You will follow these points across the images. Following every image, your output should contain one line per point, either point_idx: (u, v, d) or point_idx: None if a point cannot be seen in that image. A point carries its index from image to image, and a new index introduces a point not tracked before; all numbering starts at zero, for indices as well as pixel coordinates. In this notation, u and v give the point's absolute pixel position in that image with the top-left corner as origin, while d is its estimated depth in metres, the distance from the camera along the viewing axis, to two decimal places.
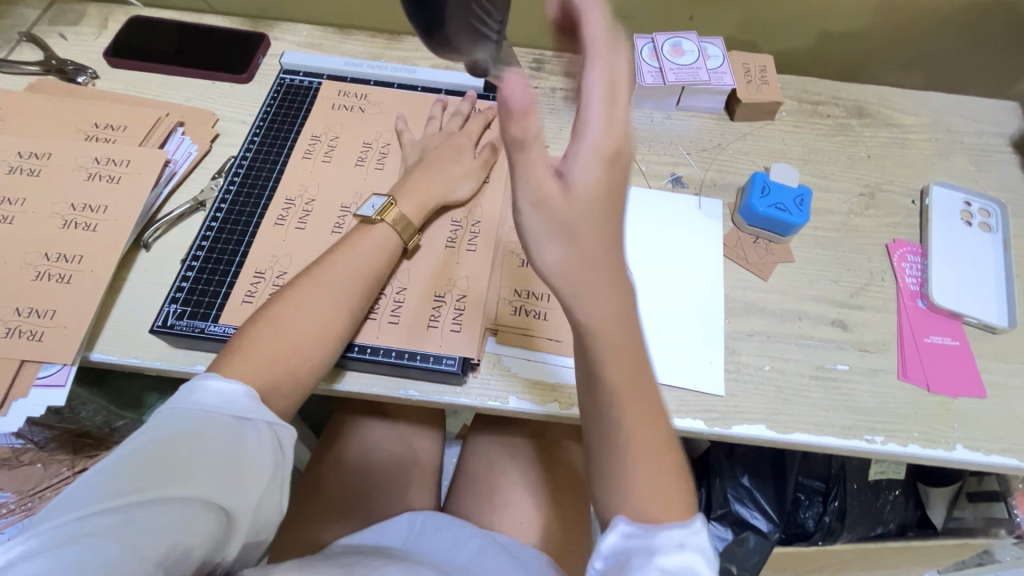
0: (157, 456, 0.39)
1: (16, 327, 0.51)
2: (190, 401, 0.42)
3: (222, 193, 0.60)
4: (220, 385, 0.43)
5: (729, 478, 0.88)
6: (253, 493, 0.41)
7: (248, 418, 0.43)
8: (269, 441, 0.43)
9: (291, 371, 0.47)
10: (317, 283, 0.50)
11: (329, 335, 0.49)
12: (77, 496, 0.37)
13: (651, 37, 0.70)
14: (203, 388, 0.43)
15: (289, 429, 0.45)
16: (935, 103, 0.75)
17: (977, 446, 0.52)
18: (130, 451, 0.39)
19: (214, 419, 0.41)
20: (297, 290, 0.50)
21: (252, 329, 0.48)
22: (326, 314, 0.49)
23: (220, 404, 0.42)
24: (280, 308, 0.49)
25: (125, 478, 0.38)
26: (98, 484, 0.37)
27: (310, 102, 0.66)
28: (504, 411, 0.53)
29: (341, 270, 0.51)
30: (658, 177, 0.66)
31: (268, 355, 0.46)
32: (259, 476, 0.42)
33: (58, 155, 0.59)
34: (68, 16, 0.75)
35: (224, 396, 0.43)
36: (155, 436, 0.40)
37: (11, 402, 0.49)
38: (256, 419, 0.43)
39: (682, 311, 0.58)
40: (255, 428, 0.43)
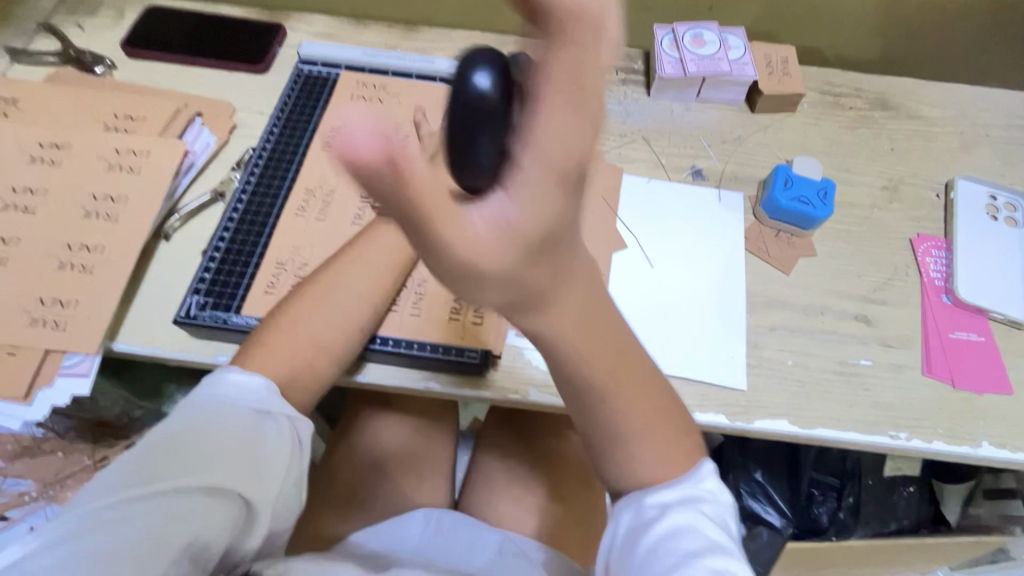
0: (181, 446, 0.39)
1: (39, 317, 0.51)
2: (211, 393, 0.43)
3: (242, 184, 0.59)
4: (240, 378, 0.44)
5: (743, 473, 0.88)
6: (274, 485, 0.41)
7: (269, 411, 0.43)
8: (289, 435, 0.44)
9: (310, 365, 0.49)
10: (337, 281, 0.51)
11: (349, 331, 0.50)
12: (103, 484, 0.38)
13: (671, 27, 0.69)
14: (224, 381, 0.44)
15: (308, 424, 0.46)
16: (960, 94, 0.73)
17: (1002, 443, 0.52)
18: (154, 443, 0.40)
19: (235, 411, 0.42)
20: (317, 287, 0.51)
21: (274, 326, 0.49)
22: (346, 311, 0.50)
23: (241, 397, 0.43)
24: (301, 306, 0.50)
25: (150, 467, 0.38)
26: (124, 473, 0.38)
27: (328, 93, 0.66)
28: (525, 404, 0.52)
29: (362, 266, 0.52)
30: (678, 170, 0.65)
31: (288, 352, 0.48)
32: (278, 468, 0.42)
33: (79, 145, 0.59)
34: (85, 7, 0.75)
35: (245, 390, 0.43)
36: (177, 428, 0.40)
37: (36, 392, 0.49)
38: (277, 413, 0.43)
39: (704, 304, 0.57)
40: (275, 421, 0.43)
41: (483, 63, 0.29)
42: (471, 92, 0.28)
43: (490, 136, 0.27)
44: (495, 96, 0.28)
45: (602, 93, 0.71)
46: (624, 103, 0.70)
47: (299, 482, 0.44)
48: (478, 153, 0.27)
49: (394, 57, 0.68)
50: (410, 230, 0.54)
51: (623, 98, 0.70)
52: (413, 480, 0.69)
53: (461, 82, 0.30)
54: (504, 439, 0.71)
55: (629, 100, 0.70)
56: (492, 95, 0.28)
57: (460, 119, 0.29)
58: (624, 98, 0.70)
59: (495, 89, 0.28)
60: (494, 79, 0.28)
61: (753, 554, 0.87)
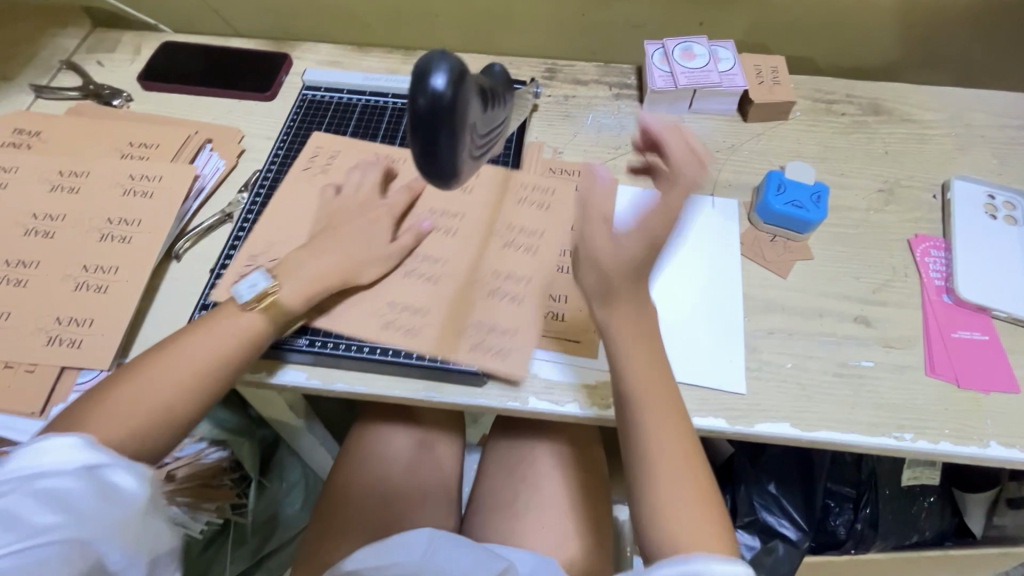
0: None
1: (56, 335, 0.53)
2: (36, 463, 0.37)
3: (249, 205, 0.62)
4: (45, 445, 0.38)
5: (755, 485, 0.85)
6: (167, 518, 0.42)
7: (100, 463, 0.38)
8: (137, 479, 0.40)
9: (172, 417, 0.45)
10: (162, 375, 0.46)
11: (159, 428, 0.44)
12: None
13: (661, 42, 0.71)
14: (41, 450, 0.37)
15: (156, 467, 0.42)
16: (953, 97, 0.74)
17: (1011, 443, 0.51)
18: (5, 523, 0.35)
19: (76, 474, 0.37)
20: (143, 377, 0.45)
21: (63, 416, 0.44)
22: (161, 406, 0.45)
23: (56, 458, 0.37)
24: (110, 399, 0.44)
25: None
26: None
27: (331, 117, 0.69)
28: (523, 412, 0.53)
29: (188, 360, 0.47)
30: (672, 180, 0.66)
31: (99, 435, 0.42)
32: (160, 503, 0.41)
33: (96, 173, 0.62)
34: (105, 45, 0.79)
35: (68, 450, 0.38)
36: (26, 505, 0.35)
37: (52, 408, 0.51)
38: (112, 462, 0.39)
39: (699, 310, 0.58)
40: (114, 470, 0.39)
41: (437, 57, 0.27)
42: (425, 95, 0.27)
43: (450, 147, 0.28)
44: (450, 103, 0.27)
45: (596, 108, 0.72)
46: (618, 117, 0.72)
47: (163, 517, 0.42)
48: (441, 161, 0.29)
49: (393, 80, 0.71)
50: (258, 327, 0.50)
51: (616, 112, 0.72)
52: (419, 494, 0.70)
53: (416, 73, 0.28)
54: (509, 451, 0.71)
55: (622, 114, 0.72)
56: (449, 103, 0.27)
57: (414, 118, 0.28)
58: (617, 112, 0.72)
59: (453, 97, 0.27)
60: (452, 83, 0.27)
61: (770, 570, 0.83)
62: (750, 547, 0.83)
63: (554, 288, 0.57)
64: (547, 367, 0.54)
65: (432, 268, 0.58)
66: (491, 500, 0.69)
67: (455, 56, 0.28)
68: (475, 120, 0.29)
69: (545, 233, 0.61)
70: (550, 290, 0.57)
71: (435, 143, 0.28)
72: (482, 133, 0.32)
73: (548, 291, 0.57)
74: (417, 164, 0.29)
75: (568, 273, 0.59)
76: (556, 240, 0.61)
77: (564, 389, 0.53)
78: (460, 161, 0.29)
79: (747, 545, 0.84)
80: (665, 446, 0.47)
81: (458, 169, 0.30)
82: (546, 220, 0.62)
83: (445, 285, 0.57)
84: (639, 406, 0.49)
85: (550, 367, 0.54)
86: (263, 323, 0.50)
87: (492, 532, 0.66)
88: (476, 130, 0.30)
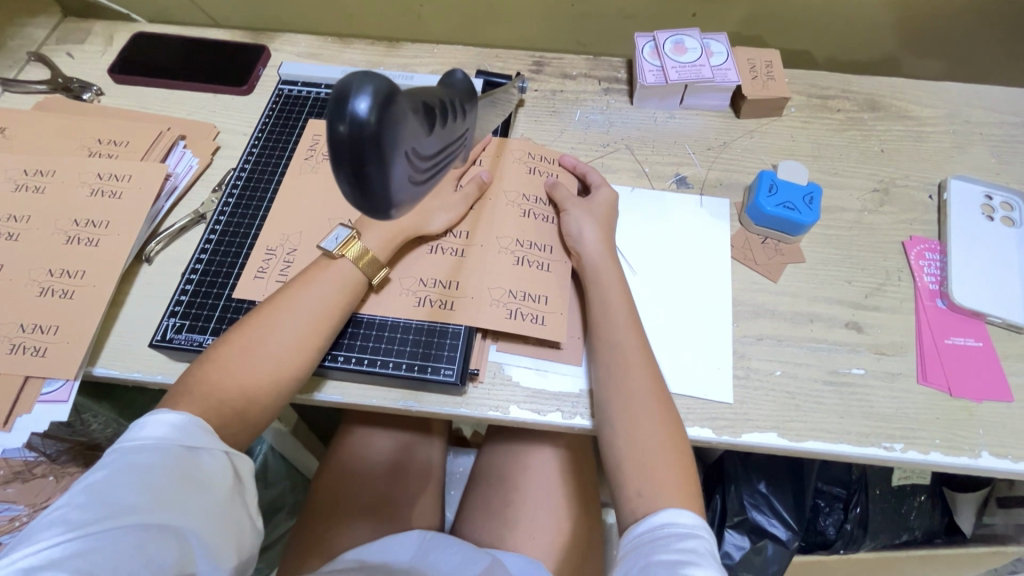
0: (116, 485, 0.39)
1: (20, 343, 0.51)
2: (146, 434, 0.42)
3: (222, 205, 0.60)
4: (164, 418, 0.43)
5: (746, 485, 0.83)
6: (216, 518, 0.42)
7: (199, 445, 0.43)
8: (226, 466, 0.44)
9: (252, 398, 0.47)
10: (275, 324, 0.49)
11: (281, 376, 0.48)
12: (37, 531, 0.37)
13: (652, 35, 0.69)
14: (153, 422, 0.43)
15: (246, 458, 0.46)
16: (952, 92, 0.72)
17: (1004, 453, 0.50)
18: (106, 480, 0.40)
19: (166, 450, 0.41)
20: (255, 328, 0.48)
21: (188, 374, 0.47)
22: (276, 358, 0.48)
23: (168, 436, 0.42)
24: (228, 351, 0.47)
25: (82, 511, 0.38)
26: (80, 505, 0.38)
27: (308, 112, 0.67)
28: (504, 421, 0.51)
29: (295, 309, 0.49)
30: (662, 178, 0.64)
31: (208, 398, 0.45)
32: (214, 501, 0.42)
33: (63, 172, 0.59)
34: (75, 35, 0.76)
35: (174, 427, 0.42)
36: (127, 466, 0.40)
37: (16, 419, 0.49)
38: (210, 445, 0.43)
39: (687, 315, 0.56)
40: (209, 454, 0.43)
41: (359, 77, 0.25)
42: (346, 120, 0.24)
43: (381, 175, 0.25)
44: (375, 128, 0.24)
45: (584, 103, 0.70)
46: (607, 112, 0.69)
47: (250, 512, 0.45)
48: (375, 192, 0.26)
49: None
50: (353, 274, 0.52)
51: (605, 107, 0.70)
52: (403, 499, 0.68)
53: (338, 96, 0.25)
54: (495, 455, 0.70)
55: (612, 109, 0.70)
56: (373, 127, 0.24)
57: (337, 151, 0.24)
58: (607, 107, 0.70)
59: (377, 121, 0.24)
60: (376, 106, 0.24)
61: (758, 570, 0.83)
62: (739, 547, 0.82)
63: (538, 287, 0.55)
64: (530, 375, 0.53)
65: (413, 270, 0.56)
66: (476, 505, 0.67)
67: (379, 79, 0.25)
68: (409, 146, 0.26)
69: (529, 230, 0.58)
70: (534, 291, 0.55)
71: (365, 173, 0.25)
72: (428, 156, 0.28)
73: (531, 293, 0.54)
74: (348, 198, 0.26)
75: (552, 272, 0.56)
76: (540, 238, 0.58)
77: (546, 398, 0.52)
78: (394, 191, 0.26)
79: (737, 545, 0.83)
80: (648, 437, 0.46)
81: (396, 198, 0.27)
82: (532, 219, 0.59)
83: (428, 288, 0.55)
84: (623, 394, 0.48)
85: (532, 375, 0.53)
86: (329, 298, 0.50)
87: (477, 539, 0.64)
88: (414, 154, 0.27)
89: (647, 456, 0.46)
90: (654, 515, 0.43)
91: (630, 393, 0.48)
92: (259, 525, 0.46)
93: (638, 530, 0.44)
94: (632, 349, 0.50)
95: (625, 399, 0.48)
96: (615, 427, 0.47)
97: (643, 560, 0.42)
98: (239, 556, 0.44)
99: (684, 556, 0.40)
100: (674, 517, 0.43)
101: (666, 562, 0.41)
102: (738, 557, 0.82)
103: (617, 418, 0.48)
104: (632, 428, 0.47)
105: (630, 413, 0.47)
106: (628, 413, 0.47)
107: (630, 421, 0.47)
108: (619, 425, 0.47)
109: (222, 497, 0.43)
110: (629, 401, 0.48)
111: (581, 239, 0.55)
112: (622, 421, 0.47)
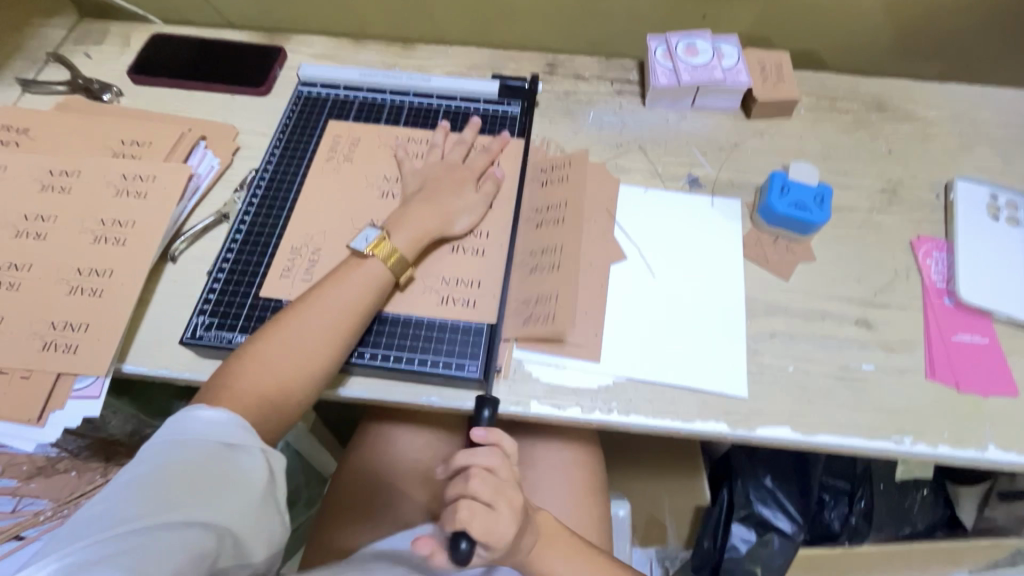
0: (158, 482, 0.41)
1: (51, 340, 0.52)
2: (184, 430, 0.43)
3: (245, 204, 0.61)
4: (202, 415, 0.44)
5: (752, 480, 0.85)
6: (251, 514, 0.43)
7: (237, 444, 0.44)
8: (262, 464, 0.45)
9: (285, 393, 0.48)
10: (306, 323, 0.50)
11: (315, 372, 0.49)
12: (80, 527, 0.39)
13: (664, 38, 0.70)
14: (192, 419, 0.44)
15: (280, 456, 0.47)
16: (958, 94, 0.73)
17: (1009, 446, 0.51)
18: (147, 476, 0.41)
19: (204, 446, 0.43)
20: (286, 327, 0.50)
21: (224, 371, 0.48)
22: (308, 355, 0.49)
23: (205, 433, 0.43)
24: (261, 348, 0.49)
25: (124, 506, 0.39)
26: (123, 500, 0.40)
27: (327, 113, 0.68)
28: (525, 416, 0.53)
29: (325, 307, 0.51)
30: (675, 179, 0.66)
31: (248, 395, 0.47)
32: (249, 497, 0.43)
33: (88, 172, 0.60)
34: (93, 36, 0.77)
35: (211, 423, 0.44)
36: (167, 461, 0.42)
37: (49, 414, 0.50)
38: (247, 443, 0.44)
39: (702, 312, 0.57)
40: (247, 452, 0.44)
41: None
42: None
43: None
44: None
45: (598, 105, 0.71)
46: (620, 113, 0.71)
47: (281, 509, 0.46)
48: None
49: (391, 75, 0.69)
50: (382, 275, 0.53)
51: (618, 109, 0.71)
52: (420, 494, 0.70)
53: None
54: None
55: (624, 110, 0.71)
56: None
57: None
58: (620, 108, 0.71)
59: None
60: None
61: (765, 562, 0.84)
62: (745, 540, 0.84)
63: (555, 288, 0.56)
64: (549, 371, 0.54)
65: (435, 269, 0.57)
66: None
67: None
68: None
69: (547, 232, 0.60)
70: (551, 291, 0.56)
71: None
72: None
73: (550, 292, 0.56)
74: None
75: (571, 275, 0.57)
76: (558, 237, 0.59)
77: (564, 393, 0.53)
78: None
79: (743, 539, 0.84)
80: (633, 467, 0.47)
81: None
82: (548, 224, 0.60)
83: (451, 286, 0.56)
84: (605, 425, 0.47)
85: (552, 370, 0.54)
86: (358, 296, 0.52)
87: None
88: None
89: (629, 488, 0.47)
90: None
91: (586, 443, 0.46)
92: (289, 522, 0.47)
93: None
94: None
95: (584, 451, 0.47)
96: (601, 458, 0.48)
97: None
98: (268, 552, 0.45)
99: None
100: None
101: None
102: (744, 551, 0.84)
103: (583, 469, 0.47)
104: None
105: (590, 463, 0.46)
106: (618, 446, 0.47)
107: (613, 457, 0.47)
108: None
109: (257, 494, 0.44)
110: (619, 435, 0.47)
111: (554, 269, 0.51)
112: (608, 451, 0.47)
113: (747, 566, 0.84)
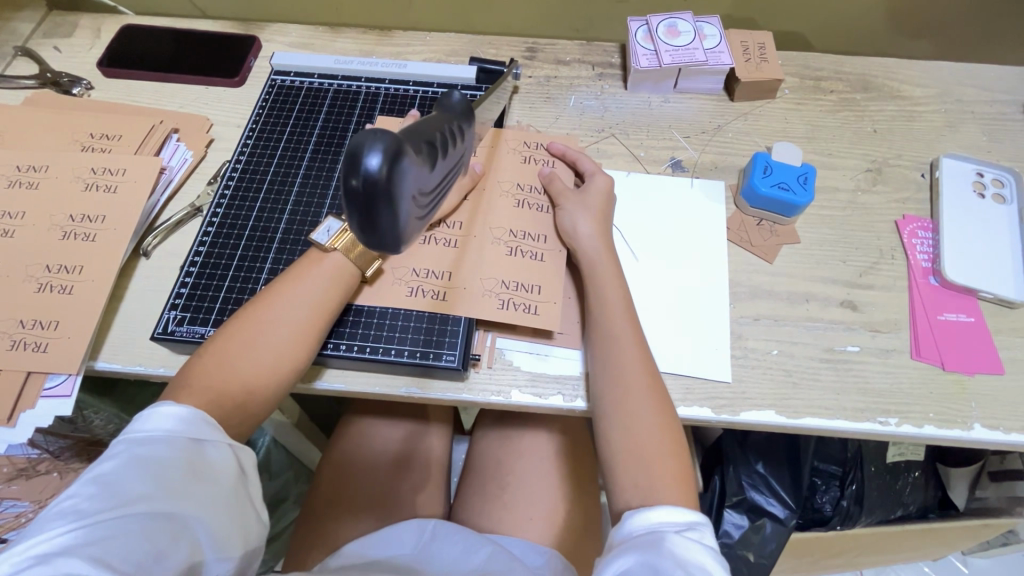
0: (126, 477, 0.39)
1: (20, 339, 0.51)
2: (149, 426, 0.42)
3: (218, 196, 0.60)
4: (170, 409, 0.43)
5: (743, 466, 0.84)
6: (221, 508, 0.42)
7: (205, 438, 0.42)
8: (232, 459, 0.44)
9: (250, 394, 0.46)
10: (270, 318, 0.48)
11: (281, 370, 0.47)
12: (45, 521, 0.38)
13: (646, 19, 0.68)
14: (157, 414, 0.43)
15: (250, 452, 0.46)
16: (943, 72, 0.72)
17: (995, 425, 0.51)
18: (113, 471, 0.40)
19: (170, 441, 0.41)
20: (250, 321, 0.48)
21: (187, 368, 0.47)
22: (275, 353, 0.47)
23: (171, 428, 0.42)
24: (224, 344, 0.47)
25: (91, 501, 0.38)
26: (90, 496, 0.38)
27: (302, 102, 0.66)
28: (506, 406, 0.52)
29: (291, 300, 0.49)
30: (656, 163, 0.65)
31: (208, 390, 0.45)
32: (219, 492, 0.42)
33: (56, 167, 0.59)
34: (62, 29, 0.75)
35: (177, 418, 0.42)
36: (134, 457, 0.40)
37: (19, 414, 0.49)
38: (215, 438, 0.43)
39: (686, 298, 0.57)
40: (215, 446, 0.43)
41: (370, 132, 0.25)
42: (360, 175, 0.24)
43: (390, 219, 0.26)
44: (387, 181, 0.25)
45: (579, 89, 0.70)
46: (601, 97, 0.69)
47: (255, 504, 0.45)
48: (384, 235, 0.26)
49: (367, 62, 0.68)
50: (342, 266, 0.52)
51: (599, 93, 0.70)
52: (407, 488, 0.69)
53: (348, 152, 0.25)
54: (495, 442, 0.70)
55: (606, 94, 0.70)
56: (385, 181, 0.25)
57: (349, 197, 0.25)
58: (601, 92, 0.70)
59: (389, 173, 0.25)
60: (387, 160, 0.25)
61: (757, 548, 0.84)
62: (738, 526, 0.84)
63: (529, 278, 0.55)
64: (528, 360, 0.53)
65: (408, 261, 0.56)
66: (477, 492, 0.67)
67: (389, 132, 0.25)
68: (416, 186, 0.27)
69: (523, 221, 0.58)
70: (529, 282, 0.55)
71: (375, 218, 0.26)
72: (430, 190, 0.29)
73: (524, 282, 0.55)
74: (359, 237, 0.27)
75: (547, 262, 0.56)
76: (533, 228, 0.58)
77: (547, 381, 0.53)
78: (408, 227, 0.27)
79: (735, 525, 0.84)
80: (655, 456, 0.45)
81: (404, 237, 0.27)
82: (526, 208, 0.59)
83: (426, 278, 0.55)
84: (617, 404, 0.48)
85: (533, 359, 0.53)
86: (329, 293, 0.50)
87: (479, 524, 0.64)
88: (419, 194, 0.28)
89: (662, 474, 0.45)
90: (633, 517, 0.43)
91: (650, 470, 0.45)
92: (264, 517, 0.46)
93: (628, 556, 0.40)
94: (638, 400, 0.47)
95: (626, 401, 0.47)
96: (636, 452, 0.46)
97: (640, 555, 0.40)
98: (245, 547, 0.44)
99: (650, 544, 0.40)
100: (634, 539, 0.41)
101: (645, 550, 0.40)
102: (738, 536, 0.84)
103: (612, 392, 0.48)
104: (642, 459, 0.45)
105: (641, 414, 0.47)
106: (635, 445, 0.46)
107: (640, 455, 0.45)
108: (609, 363, 0.49)
109: (226, 489, 0.43)
110: (634, 412, 0.47)
111: (580, 244, 0.55)
112: (637, 444, 0.46)
113: (740, 552, 0.84)
